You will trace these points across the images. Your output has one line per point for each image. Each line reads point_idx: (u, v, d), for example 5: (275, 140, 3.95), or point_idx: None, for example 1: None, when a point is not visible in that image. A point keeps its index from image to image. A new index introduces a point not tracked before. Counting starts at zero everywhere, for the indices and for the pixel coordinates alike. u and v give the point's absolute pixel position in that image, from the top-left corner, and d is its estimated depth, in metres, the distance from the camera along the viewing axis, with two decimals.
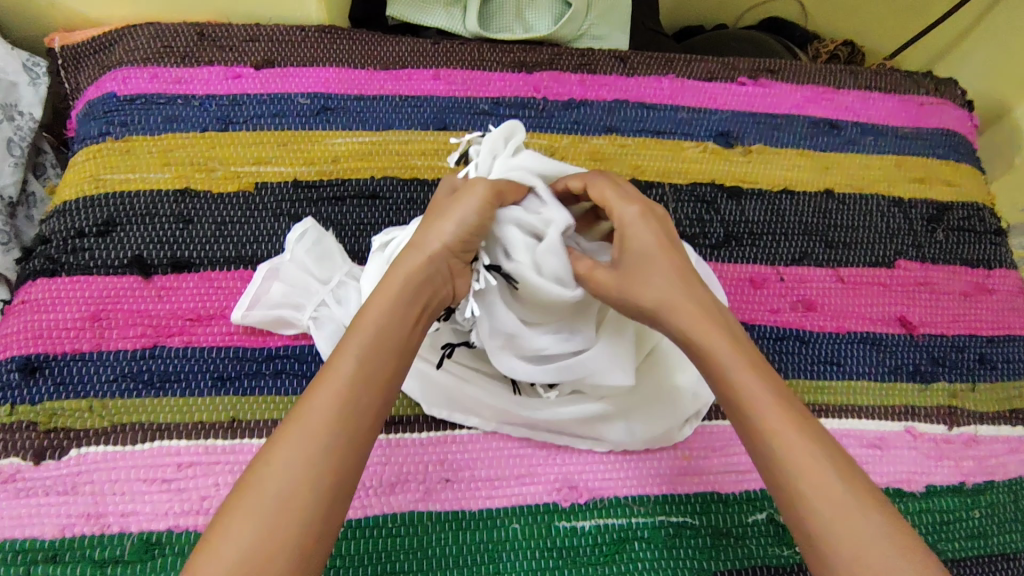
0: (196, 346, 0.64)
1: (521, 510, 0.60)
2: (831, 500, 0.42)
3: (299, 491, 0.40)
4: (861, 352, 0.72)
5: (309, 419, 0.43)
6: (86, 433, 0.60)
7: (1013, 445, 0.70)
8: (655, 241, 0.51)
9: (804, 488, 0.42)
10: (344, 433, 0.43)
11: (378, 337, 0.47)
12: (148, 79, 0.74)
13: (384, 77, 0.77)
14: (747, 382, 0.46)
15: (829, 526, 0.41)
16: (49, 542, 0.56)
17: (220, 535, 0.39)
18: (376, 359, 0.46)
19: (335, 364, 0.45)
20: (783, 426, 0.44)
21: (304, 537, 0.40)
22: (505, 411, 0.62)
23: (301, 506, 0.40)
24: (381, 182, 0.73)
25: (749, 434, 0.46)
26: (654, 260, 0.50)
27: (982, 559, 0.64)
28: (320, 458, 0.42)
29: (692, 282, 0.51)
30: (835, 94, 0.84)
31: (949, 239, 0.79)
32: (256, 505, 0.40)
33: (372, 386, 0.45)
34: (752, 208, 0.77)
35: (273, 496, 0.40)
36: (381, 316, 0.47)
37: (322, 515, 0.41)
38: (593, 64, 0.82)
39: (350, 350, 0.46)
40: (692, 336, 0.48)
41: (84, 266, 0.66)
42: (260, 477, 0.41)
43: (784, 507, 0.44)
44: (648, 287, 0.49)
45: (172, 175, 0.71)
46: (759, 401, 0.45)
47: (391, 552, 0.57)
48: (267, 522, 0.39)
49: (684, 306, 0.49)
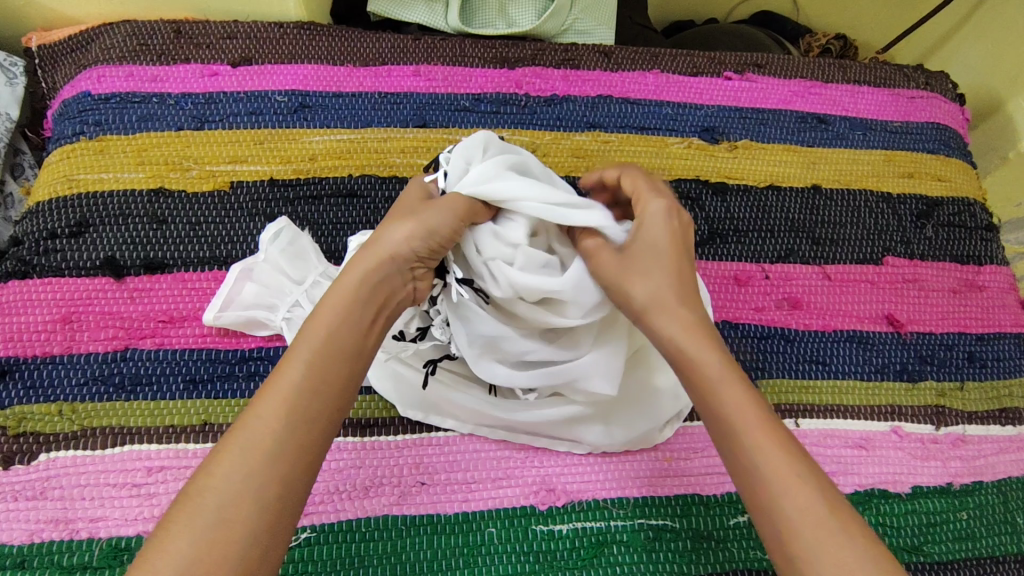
0: (168, 348, 0.64)
1: (497, 513, 0.59)
2: (816, 523, 0.40)
3: (241, 504, 0.39)
4: (847, 351, 0.71)
5: (256, 426, 0.41)
6: (56, 437, 0.60)
7: (1003, 445, 0.69)
8: (664, 246, 0.50)
9: (785, 507, 0.40)
10: (293, 442, 0.42)
11: (333, 340, 0.45)
12: (123, 77, 0.73)
13: (364, 74, 0.76)
14: (731, 396, 0.44)
15: (814, 548, 0.39)
16: (18, 548, 0.55)
17: (156, 549, 0.37)
18: (330, 362, 0.44)
19: (286, 368, 0.44)
20: (765, 443, 0.42)
21: (248, 551, 0.38)
22: (482, 413, 0.60)
23: (242, 519, 0.39)
24: (360, 180, 0.72)
25: (731, 448, 0.44)
26: (656, 260, 0.49)
27: (970, 561, 0.63)
28: (264, 469, 0.40)
29: (691, 289, 0.49)
30: (824, 87, 0.83)
31: (938, 235, 0.78)
32: (197, 519, 0.38)
33: (325, 394, 0.44)
34: (738, 205, 0.76)
35: (214, 511, 0.38)
36: (336, 318, 0.46)
37: (266, 528, 0.39)
38: (577, 59, 0.80)
39: (300, 354, 0.44)
40: (679, 344, 0.46)
41: (55, 267, 0.66)
42: (204, 488, 0.39)
43: (764, 529, 0.42)
44: (644, 283, 0.48)
45: (147, 174, 0.70)
46: (743, 416, 0.44)
47: (364, 557, 0.57)
48: (207, 537, 0.38)
49: (675, 308, 0.47)
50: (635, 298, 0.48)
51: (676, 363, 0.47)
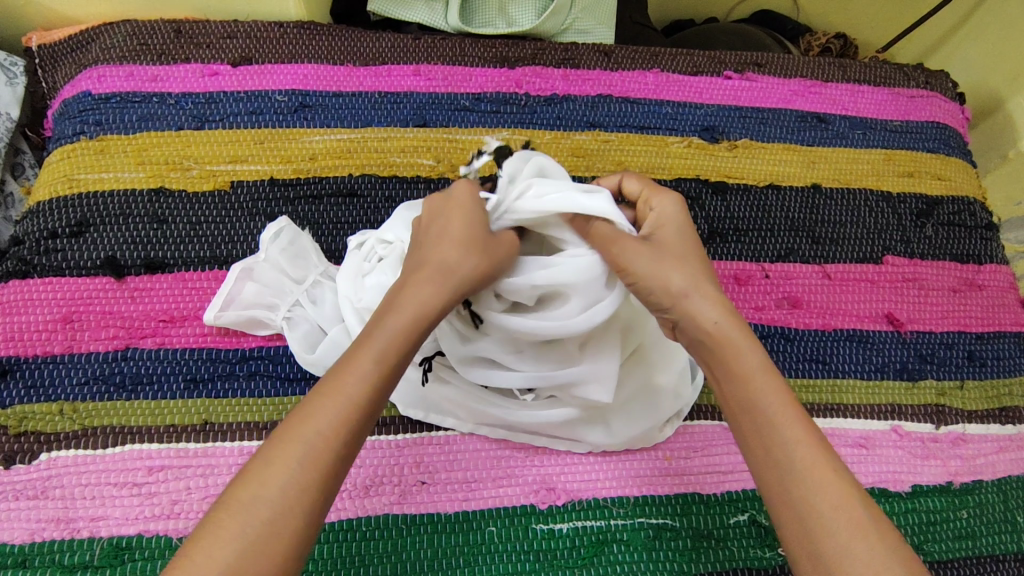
0: (169, 348, 0.64)
1: (497, 512, 0.59)
2: (846, 517, 0.41)
3: (290, 515, 0.39)
4: (847, 350, 0.71)
5: (312, 436, 0.42)
6: (58, 436, 0.60)
7: (1002, 444, 0.69)
8: (689, 237, 0.51)
9: (817, 503, 0.41)
10: (341, 450, 0.42)
11: (392, 360, 0.45)
12: (124, 77, 0.73)
13: (364, 73, 0.76)
14: (769, 389, 0.45)
15: (843, 545, 0.40)
16: (19, 547, 0.56)
17: (204, 548, 0.38)
18: (387, 380, 0.45)
19: (344, 378, 0.44)
20: (801, 439, 0.43)
21: (291, 561, 0.39)
22: (482, 412, 0.60)
23: (292, 529, 0.39)
24: (360, 180, 0.72)
25: (762, 440, 0.44)
26: (683, 248, 0.50)
27: (970, 560, 0.63)
28: (316, 481, 0.41)
29: (716, 282, 0.50)
30: (824, 87, 0.83)
31: (938, 234, 0.78)
32: (246, 523, 0.38)
33: (374, 410, 0.44)
34: (738, 203, 0.76)
35: (264, 517, 0.39)
36: (391, 339, 0.46)
37: (310, 539, 0.40)
38: (576, 59, 0.80)
39: (359, 369, 0.44)
40: (722, 327, 0.47)
41: (56, 267, 0.66)
42: (252, 493, 0.39)
43: (789, 521, 0.42)
44: (680, 270, 0.48)
45: (147, 174, 0.70)
46: (778, 410, 0.45)
47: (365, 556, 0.57)
48: (256, 542, 0.38)
49: (711, 294, 0.48)
50: (672, 284, 0.48)
51: (715, 347, 0.47)
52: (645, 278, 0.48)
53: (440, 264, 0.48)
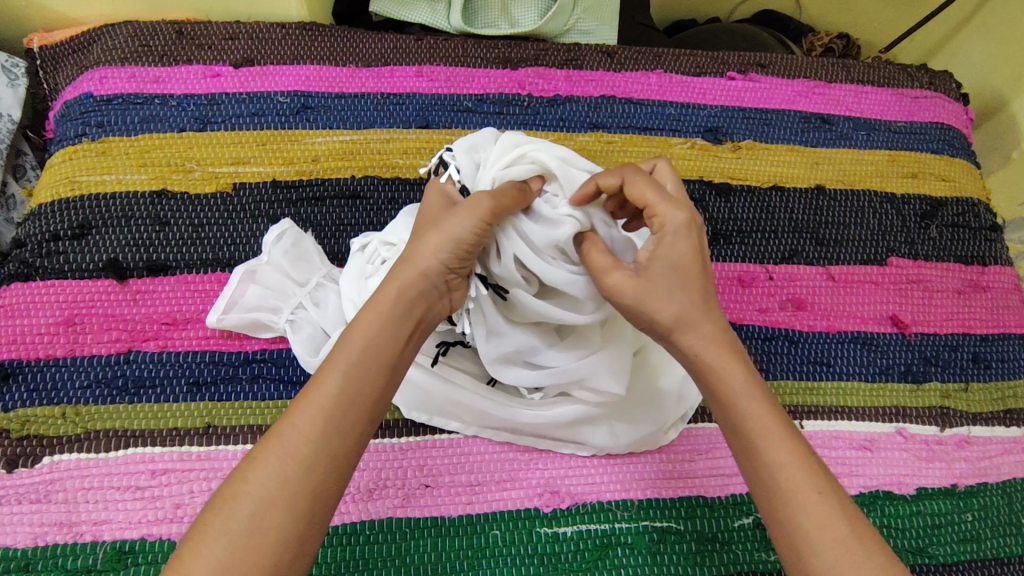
0: (172, 351, 0.63)
1: (502, 516, 0.59)
2: (831, 538, 0.41)
3: (271, 512, 0.40)
4: (851, 352, 0.71)
5: (291, 434, 0.42)
6: (60, 440, 0.59)
7: (1007, 446, 0.69)
8: (690, 261, 0.47)
9: (804, 525, 0.42)
10: (320, 447, 0.42)
11: (370, 352, 0.46)
12: (125, 79, 0.73)
13: (366, 74, 0.76)
14: (754, 410, 0.45)
15: (830, 563, 0.41)
16: (22, 552, 0.55)
17: (192, 550, 0.39)
18: (367, 374, 0.45)
19: (324, 376, 0.44)
20: (788, 462, 0.43)
21: (277, 560, 0.39)
22: (487, 416, 0.60)
23: (275, 526, 0.39)
24: (363, 181, 0.72)
25: (749, 463, 0.45)
26: (681, 280, 0.47)
27: (975, 563, 0.63)
28: (297, 479, 0.41)
29: (715, 303, 0.48)
30: (828, 87, 0.82)
31: (942, 235, 0.77)
32: (230, 523, 0.39)
33: (358, 407, 0.44)
34: (742, 205, 0.76)
35: (247, 515, 0.39)
36: (368, 332, 0.46)
37: (296, 537, 0.40)
38: (580, 59, 0.80)
39: (334, 368, 0.45)
40: (705, 357, 0.46)
41: (59, 269, 0.66)
42: (235, 494, 0.40)
43: (778, 540, 0.43)
44: (668, 304, 0.46)
45: (149, 176, 0.70)
46: (766, 431, 0.44)
47: (369, 559, 0.56)
48: (241, 540, 0.39)
49: (703, 325, 0.47)
50: (664, 319, 0.46)
51: (702, 376, 0.47)
52: (634, 310, 0.47)
53: (409, 255, 0.49)
